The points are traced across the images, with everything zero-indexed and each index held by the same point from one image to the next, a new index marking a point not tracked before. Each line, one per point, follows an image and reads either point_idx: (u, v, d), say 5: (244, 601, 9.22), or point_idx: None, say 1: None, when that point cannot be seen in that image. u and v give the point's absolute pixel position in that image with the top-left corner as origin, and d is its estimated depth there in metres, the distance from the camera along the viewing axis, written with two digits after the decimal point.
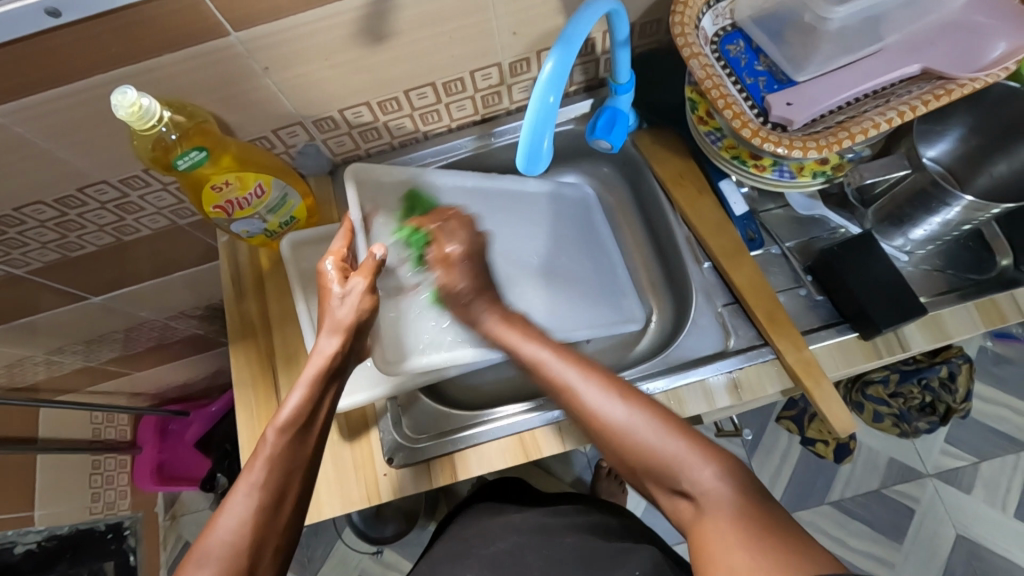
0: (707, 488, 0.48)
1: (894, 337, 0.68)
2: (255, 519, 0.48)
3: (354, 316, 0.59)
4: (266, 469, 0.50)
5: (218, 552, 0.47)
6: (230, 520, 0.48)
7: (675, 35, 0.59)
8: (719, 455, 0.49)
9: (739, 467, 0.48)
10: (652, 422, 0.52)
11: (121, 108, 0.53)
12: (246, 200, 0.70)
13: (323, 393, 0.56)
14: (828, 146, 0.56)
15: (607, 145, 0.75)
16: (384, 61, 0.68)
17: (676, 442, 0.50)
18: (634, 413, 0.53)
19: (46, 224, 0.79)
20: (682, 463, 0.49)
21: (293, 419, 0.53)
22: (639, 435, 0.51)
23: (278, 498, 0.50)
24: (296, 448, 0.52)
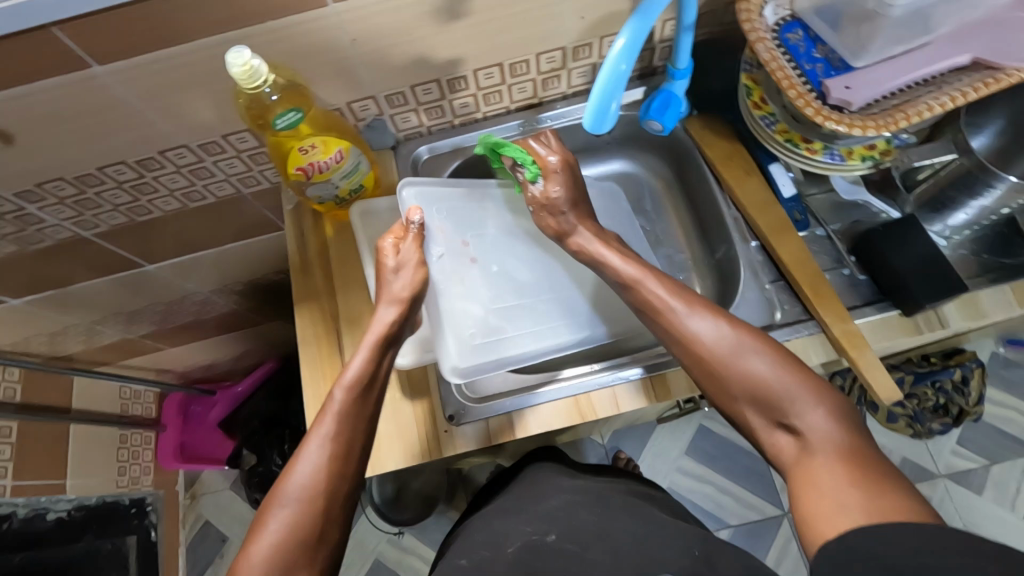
0: (707, 337, 0.62)
1: (933, 314, 0.71)
2: (326, 465, 0.59)
3: (410, 291, 0.71)
4: (333, 424, 0.61)
5: (298, 493, 0.57)
6: (306, 468, 0.58)
7: (742, 20, 0.64)
8: (787, 368, 0.59)
9: (735, 321, 0.63)
10: (768, 360, 0.60)
11: (235, 67, 0.57)
12: (326, 165, 0.73)
13: (378, 360, 0.67)
14: (885, 127, 0.60)
15: (659, 125, 0.80)
16: (460, 38, 0.72)
17: (783, 379, 0.58)
18: (741, 339, 0.61)
19: (123, 185, 0.83)
20: (792, 398, 0.57)
21: (358, 378, 0.64)
22: (756, 367, 0.60)
23: (344, 450, 0.61)
24: (357, 406, 0.63)
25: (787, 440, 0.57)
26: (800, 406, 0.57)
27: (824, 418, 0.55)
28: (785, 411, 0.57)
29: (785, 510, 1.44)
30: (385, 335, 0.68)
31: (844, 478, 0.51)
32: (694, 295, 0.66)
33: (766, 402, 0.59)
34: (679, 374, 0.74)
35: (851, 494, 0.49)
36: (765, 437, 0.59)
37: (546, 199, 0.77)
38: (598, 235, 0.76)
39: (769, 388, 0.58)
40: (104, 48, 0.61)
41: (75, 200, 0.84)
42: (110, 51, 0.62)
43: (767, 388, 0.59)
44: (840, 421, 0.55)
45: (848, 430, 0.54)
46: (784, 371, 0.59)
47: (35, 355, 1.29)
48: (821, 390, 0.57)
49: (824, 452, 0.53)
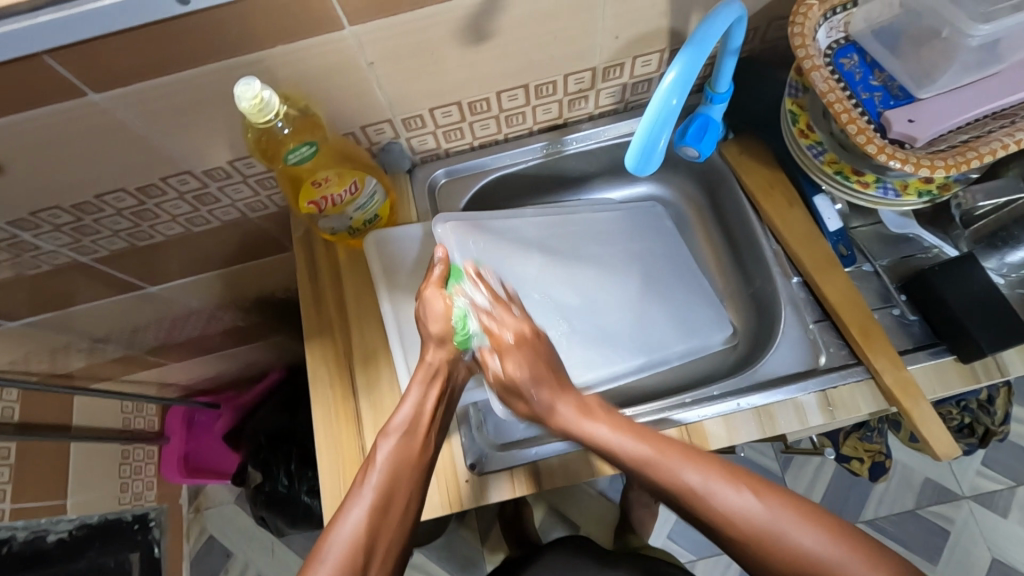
0: (740, 511, 0.51)
1: (992, 360, 0.66)
2: (369, 520, 0.54)
3: (444, 329, 0.66)
4: (379, 472, 0.57)
5: (338, 546, 0.52)
6: (348, 524, 0.53)
7: (795, 47, 0.59)
8: (802, 522, 0.49)
9: (763, 486, 0.52)
10: (796, 523, 0.50)
11: (245, 100, 0.52)
12: (340, 197, 0.68)
13: (426, 399, 0.63)
14: (956, 166, 0.55)
15: (694, 153, 0.74)
16: (484, 60, 0.67)
17: (803, 533, 0.49)
18: (753, 500, 0.51)
19: (122, 212, 0.79)
20: (831, 566, 0.48)
21: (402, 423, 0.60)
22: (778, 537, 0.49)
23: (386, 503, 0.55)
24: (404, 450, 0.58)
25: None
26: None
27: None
28: None
29: None
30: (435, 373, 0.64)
31: None
32: (711, 458, 0.54)
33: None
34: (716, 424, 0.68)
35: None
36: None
37: (489, 381, 0.67)
38: (580, 408, 0.62)
39: (819, 565, 0.48)
40: (99, 76, 0.56)
41: (72, 228, 0.79)
42: (107, 79, 0.57)
43: (822, 571, 0.48)
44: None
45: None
46: (826, 534, 0.49)
47: (34, 374, 1.24)
48: (873, 552, 0.48)
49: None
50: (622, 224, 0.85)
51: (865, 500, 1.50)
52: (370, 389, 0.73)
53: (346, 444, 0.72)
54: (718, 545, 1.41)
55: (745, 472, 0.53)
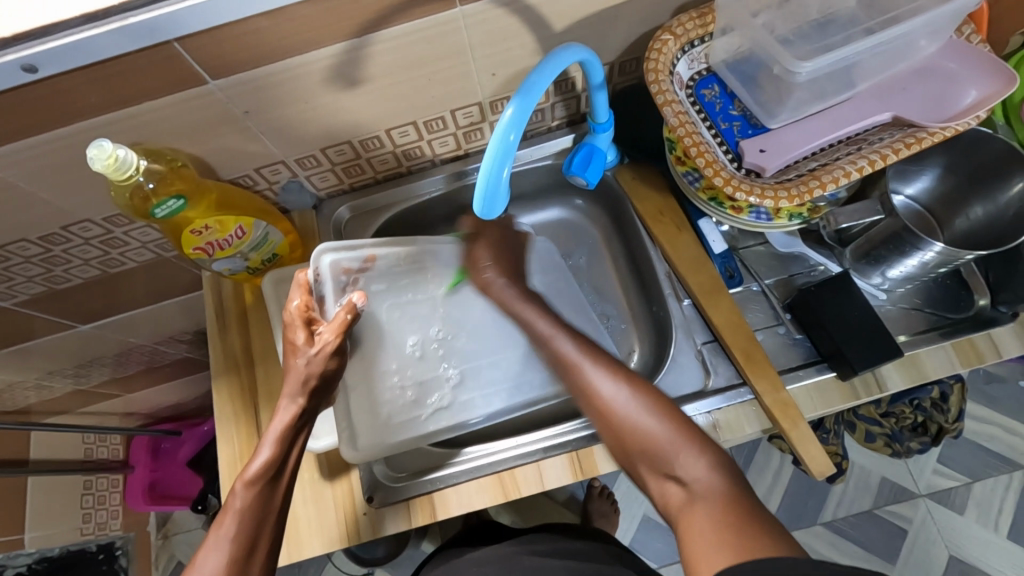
0: (604, 392, 0.57)
1: (872, 377, 0.67)
2: (228, 569, 0.50)
3: (320, 373, 0.58)
4: (235, 523, 0.51)
5: None
6: (205, 573, 0.49)
7: (648, 83, 0.60)
8: (680, 427, 0.53)
9: (634, 378, 0.58)
10: (652, 403, 0.55)
11: (98, 161, 0.53)
12: (226, 241, 0.70)
13: (292, 442, 0.57)
14: (800, 196, 0.56)
15: (582, 181, 0.75)
16: (364, 102, 0.68)
17: (661, 425, 0.53)
18: (635, 391, 0.56)
19: (31, 259, 0.80)
20: (675, 446, 0.52)
21: (262, 471, 0.53)
22: (643, 420, 0.54)
23: (249, 549, 0.51)
24: (265, 502, 0.53)
25: (669, 494, 0.51)
26: (679, 458, 0.51)
27: (706, 469, 0.50)
28: (670, 462, 0.51)
29: None
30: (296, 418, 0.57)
31: (714, 535, 0.45)
32: (617, 363, 0.60)
33: (652, 455, 0.53)
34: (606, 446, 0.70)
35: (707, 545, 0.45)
36: (653, 487, 0.53)
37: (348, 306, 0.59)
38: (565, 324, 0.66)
39: (650, 439, 0.53)
40: None
41: None
42: None
43: (656, 448, 0.53)
44: (722, 472, 0.50)
45: (726, 475, 0.50)
46: (671, 423, 0.53)
47: None
48: (702, 440, 0.52)
49: (709, 501, 0.48)
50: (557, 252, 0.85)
51: (823, 503, 1.49)
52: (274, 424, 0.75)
53: None
54: (673, 552, 1.41)
55: (644, 383, 0.57)
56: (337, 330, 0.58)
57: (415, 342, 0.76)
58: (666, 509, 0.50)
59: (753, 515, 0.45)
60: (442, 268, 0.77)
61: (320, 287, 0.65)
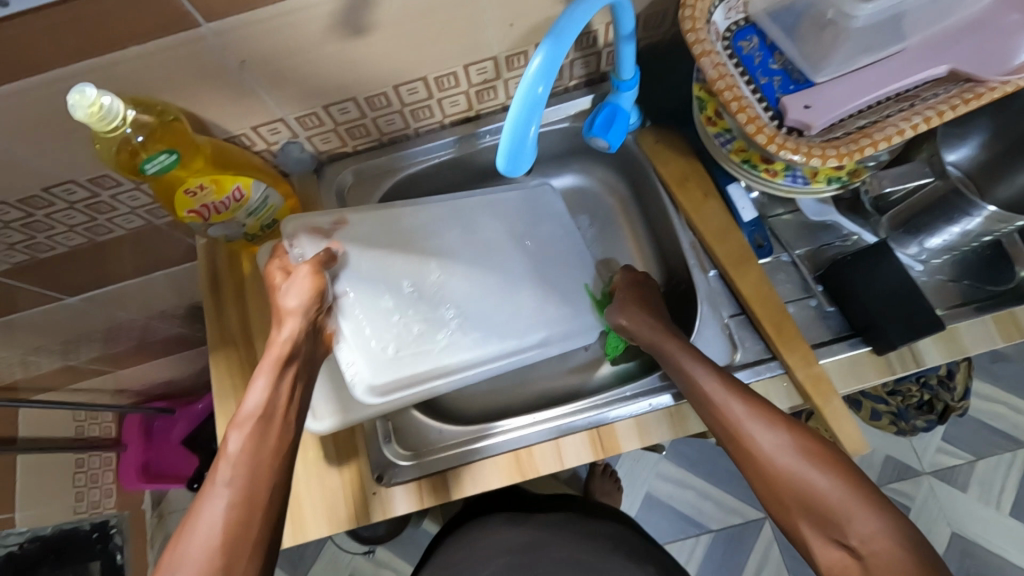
0: (767, 448, 0.53)
1: (907, 351, 0.64)
2: (230, 514, 0.49)
3: (300, 302, 0.60)
4: (229, 466, 0.51)
5: (197, 551, 0.47)
6: (206, 520, 0.48)
7: (684, 31, 0.55)
8: (853, 483, 0.49)
9: (807, 434, 0.52)
10: (826, 471, 0.50)
11: (79, 109, 0.48)
12: (223, 205, 0.65)
13: (282, 382, 0.57)
14: (848, 155, 0.52)
15: (604, 144, 0.70)
16: (371, 54, 0.63)
17: (825, 478, 0.50)
18: (802, 444, 0.52)
19: (11, 225, 0.74)
20: (843, 509, 0.48)
21: (254, 410, 0.54)
22: (817, 482, 0.50)
23: (248, 497, 0.50)
24: (259, 443, 0.52)
25: (845, 563, 0.48)
26: (852, 518, 0.48)
27: (880, 531, 0.47)
28: (837, 526, 0.48)
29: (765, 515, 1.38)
30: (285, 355, 0.57)
31: None
32: (772, 411, 0.55)
33: (822, 517, 0.49)
34: (627, 423, 0.67)
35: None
36: (813, 548, 0.50)
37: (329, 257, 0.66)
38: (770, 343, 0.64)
39: (823, 501, 0.49)
40: None
41: None
42: None
43: (829, 510, 0.49)
44: (894, 533, 0.47)
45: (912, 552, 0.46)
46: (846, 483, 0.49)
47: None
48: (868, 495, 0.49)
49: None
50: (541, 199, 0.83)
51: None
52: None
53: None
54: (678, 530, 1.40)
55: (799, 427, 0.53)
56: (304, 276, 0.62)
57: (410, 285, 0.72)
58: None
59: None
60: (418, 225, 0.75)
61: (296, 252, 0.67)
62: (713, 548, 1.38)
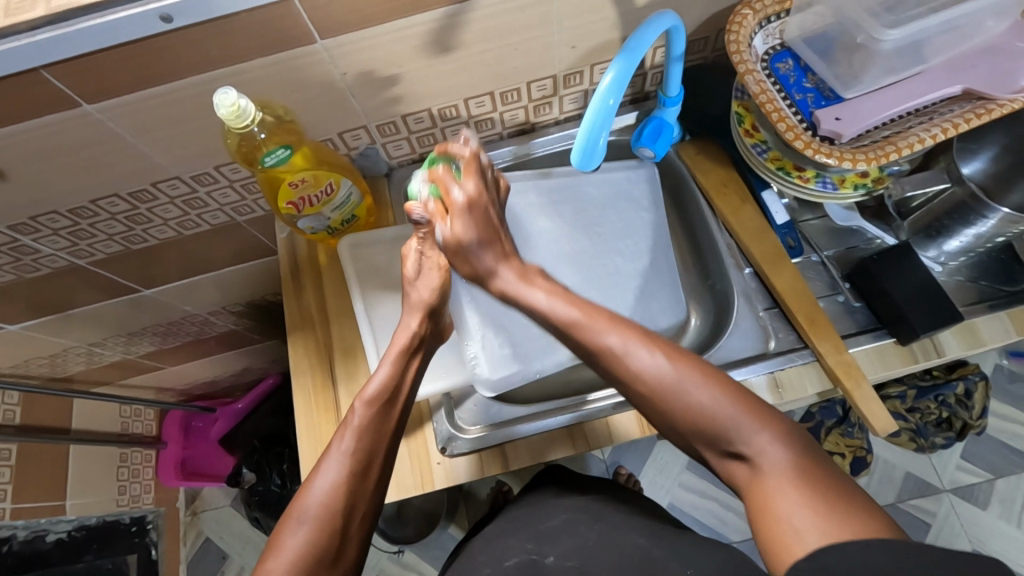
0: (647, 372, 0.55)
1: (930, 343, 0.71)
2: (347, 482, 0.57)
3: (429, 294, 0.70)
4: (353, 439, 0.59)
5: (315, 509, 0.55)
6: (324, 485, 0.56)
7: (730, 53, 0.64)
8: (727, 391, 0.53)
9: (676, 354, 0.56)
10: (712, 390, 0.53)
11: (222, 108, 0.57)
12: (316, 198, 0.75)
13: (405, 370, 0.66)
14: (876, 159, 0.60)
15: (650, 153, 0.80)
16: (450, 69, 0.71)
17: (703, 394, 0.53)
18: (681, 372, 0.54)
19: (116, 216, 0.83)
20: (739, 426, 0.52)
21: (379, 392, 0.62)
22: (696, 397, 0.53)
23: (364, 467, 0.58)
24: (380, 420, 0.61)
25: (737, 469, 0.52)
26: (748, 434, 0.51)
27: (779, 443, 0.51)
28: (732, 441, 0.52)
29: None
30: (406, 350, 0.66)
31: (801, 491, 0.47)
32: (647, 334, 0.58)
33: (712, 434, 0.53)
34: None
35: (803, 514, 0.46)
36: (717, 466, 0.54)
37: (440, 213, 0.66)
38: (521, 274, 0.65)
39: (712, 420, 0.53)
40: (92, 89, 0.61)
41: (69, 232, 0.84)
42: (98, 91, 0.61)
43: (711, 422, 0.53)
44: (786, 441, 0.51)
45: (796, 445, 0.51)
46: (673, 364, 0.55)
47: (35, 378, 1.27)
48: (767, 414, 0.52)
49: (777, 477, 0.49)
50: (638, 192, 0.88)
51: None
52: (349, 378, 0.78)
53: (325, 429, 0.76)
54: None
55: (683, 353, 0.56)
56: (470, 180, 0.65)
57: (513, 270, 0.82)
58: (734, 483, 0.52)
59: (829, 478, 0.48)
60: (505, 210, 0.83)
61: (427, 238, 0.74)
62: None
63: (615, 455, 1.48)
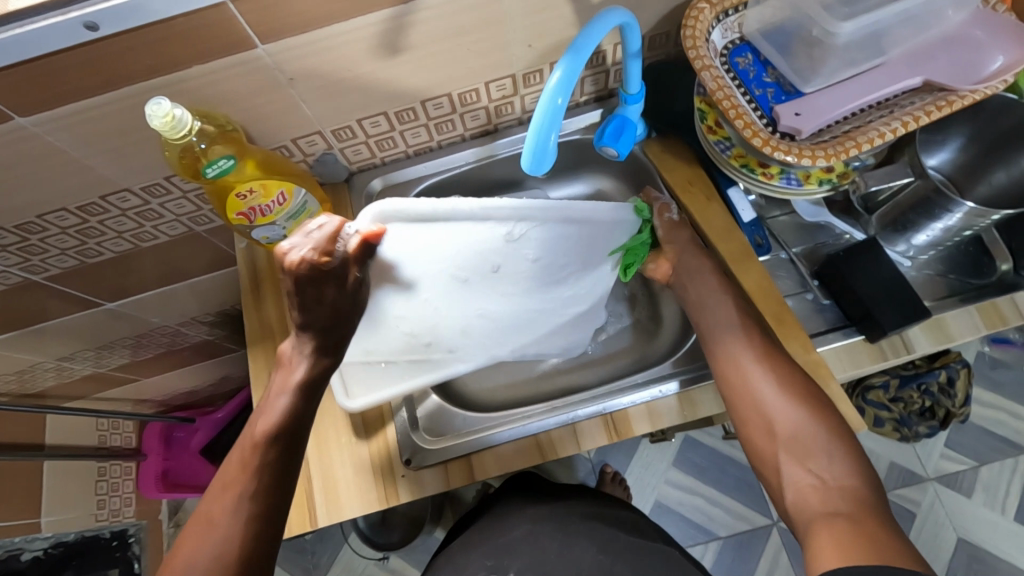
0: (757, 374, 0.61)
1: (899, 340, 0.70)
2: (246, 528, 0.54)
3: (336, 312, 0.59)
4: (255, 482, 0.56)
5: (212, 559, 0.52)
6: (222, 530, 0.53)
7: (686, 48, 0.62)
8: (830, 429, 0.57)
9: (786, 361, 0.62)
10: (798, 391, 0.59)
11: (156, 118, 0.54)
12: (269, 208, 0.72)
13: (305, 405, 0.61)
14: (836, 155, 0.58)
15: (614, 152, 0.77)
16: (403, 71, 0.69)
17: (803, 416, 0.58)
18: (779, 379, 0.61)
19: (67, 231, 0.81)
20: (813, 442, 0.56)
21: (280, 429, 0.59)
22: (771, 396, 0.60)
23: (266, 509, 0.56)
24: (282, 460, 0.58)
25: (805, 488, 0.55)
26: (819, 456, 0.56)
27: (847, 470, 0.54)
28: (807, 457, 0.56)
29: (773, 521, 1.39)
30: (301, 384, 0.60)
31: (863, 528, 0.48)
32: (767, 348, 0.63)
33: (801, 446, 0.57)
34: (640, 408, 0.72)
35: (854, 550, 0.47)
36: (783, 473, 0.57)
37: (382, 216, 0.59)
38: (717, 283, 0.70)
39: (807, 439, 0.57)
40: (23, 102, 0.58)
41: (19, 248, 0.81)
42: (29, 104, 0.59)
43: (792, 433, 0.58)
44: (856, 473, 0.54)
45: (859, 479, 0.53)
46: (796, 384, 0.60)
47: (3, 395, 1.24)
48: (846, 439, 0.56)
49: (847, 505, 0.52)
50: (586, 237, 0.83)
51: None
52: None
53: None
54: (689, 536, 1.40)
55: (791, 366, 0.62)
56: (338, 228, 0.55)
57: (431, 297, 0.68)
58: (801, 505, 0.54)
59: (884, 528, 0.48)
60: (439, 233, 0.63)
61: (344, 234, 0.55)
62: (722, 553, 1.39)
63: (599, 454, 1.47)
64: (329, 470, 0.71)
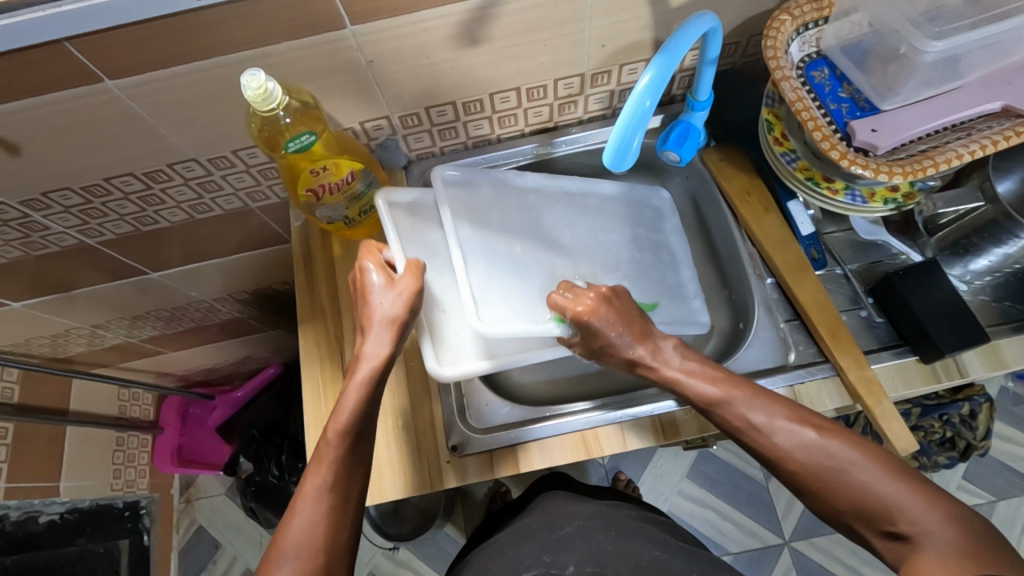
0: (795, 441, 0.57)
1: (953, 362, 0.69)
2: (325, 519, 0.58)
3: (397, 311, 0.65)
4: (329, 476, 0.59)
5: (298, 546, 0.56)
6: (304, 521, 0.57)
7: (767, 59, 0.63)
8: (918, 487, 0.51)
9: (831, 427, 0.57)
10: (855, 453, 0.54)
11: (250, 89, 0.56)
12: (336, 186, 0.73)
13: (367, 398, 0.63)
14: (913, 173, 0.59)
15: (675, 157, 0.78)
16: (478, 62, 0.70)
17: (897, 485, 0.52)
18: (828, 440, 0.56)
19: (129, 196, 0.82)
20: (900, 504, 0.51)
21: (347, 428, 0.61)
22: (834, 456, 0.55)
23: (342, 500, 0.59)
24: (351, 452, 0.61)
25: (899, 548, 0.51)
26: (914, 513, 0.50)
27: (941, 519, 0.49)
28: (889, 518, 0.51)
29: (785, 540, 1.38)
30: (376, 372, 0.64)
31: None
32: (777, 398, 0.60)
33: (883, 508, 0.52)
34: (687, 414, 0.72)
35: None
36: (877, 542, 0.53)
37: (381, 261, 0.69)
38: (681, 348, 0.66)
39: (877, 498, 0.52)
40: (116, 64, 0.60)
41: (80, 210, 0.82)
42: (120, 67, 0.60)
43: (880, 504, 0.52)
44: (953, 524, 0.49)
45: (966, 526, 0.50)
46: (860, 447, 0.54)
47: (36, 356, 1.25)
48: (929, 490, 0.51)
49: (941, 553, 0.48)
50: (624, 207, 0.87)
51: None
52: None
53: None
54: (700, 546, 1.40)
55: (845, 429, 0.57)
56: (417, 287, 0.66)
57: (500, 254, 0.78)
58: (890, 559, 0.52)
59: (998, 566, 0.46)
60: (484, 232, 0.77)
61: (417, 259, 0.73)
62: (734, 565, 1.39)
63: (614, 461, 1.47)
64: (374, 450, 0.72)
